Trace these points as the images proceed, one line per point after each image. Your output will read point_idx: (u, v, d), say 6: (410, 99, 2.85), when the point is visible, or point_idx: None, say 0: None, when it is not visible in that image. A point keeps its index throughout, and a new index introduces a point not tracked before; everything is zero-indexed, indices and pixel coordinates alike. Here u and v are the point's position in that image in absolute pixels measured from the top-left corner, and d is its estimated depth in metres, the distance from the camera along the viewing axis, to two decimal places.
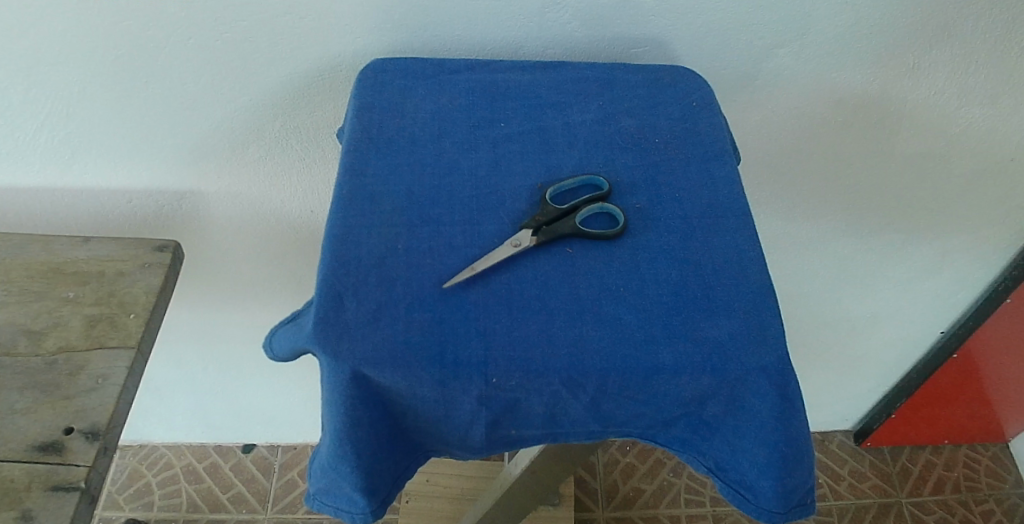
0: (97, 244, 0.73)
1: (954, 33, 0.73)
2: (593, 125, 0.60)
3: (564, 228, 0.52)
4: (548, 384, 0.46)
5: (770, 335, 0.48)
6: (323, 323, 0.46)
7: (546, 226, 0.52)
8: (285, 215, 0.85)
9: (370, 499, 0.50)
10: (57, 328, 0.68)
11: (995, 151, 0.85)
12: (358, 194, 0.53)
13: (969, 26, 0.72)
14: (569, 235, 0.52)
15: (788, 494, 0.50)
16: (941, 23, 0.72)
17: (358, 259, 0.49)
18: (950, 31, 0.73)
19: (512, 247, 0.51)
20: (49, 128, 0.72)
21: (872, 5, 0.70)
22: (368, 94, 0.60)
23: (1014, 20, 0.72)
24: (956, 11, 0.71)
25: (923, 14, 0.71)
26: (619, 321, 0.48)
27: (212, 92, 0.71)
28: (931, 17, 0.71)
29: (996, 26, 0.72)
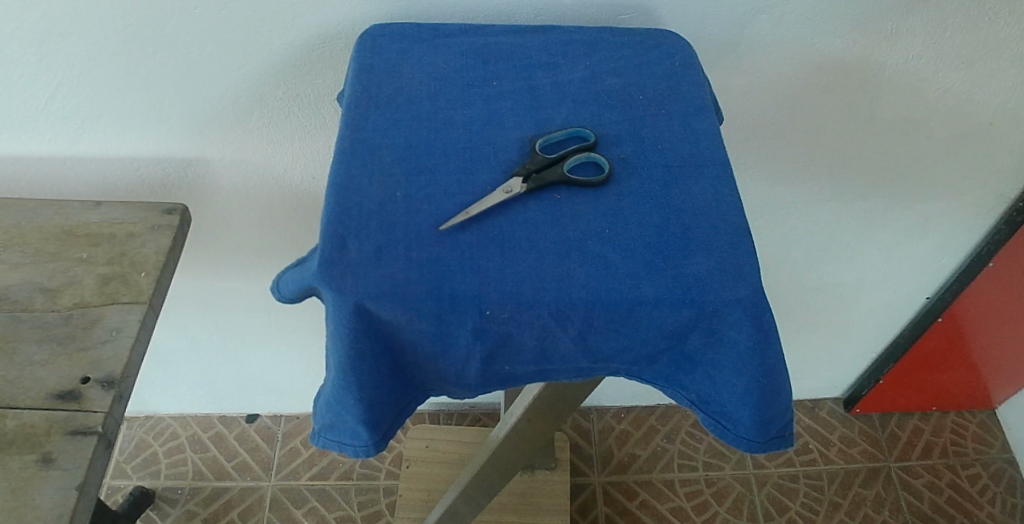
0: (109, 208, 0.76)
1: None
2: (580, 83, 0.63)
3: (552, 176, 0.55)
4: (538, 316, 0.50)
5: (746, 271, 0.51)
6: (327, 261, 0.49)
7: (535, 174, 0.55)
8: (287, 182, 0.88)
9: (372, 431, 0.53)
10: (71, 286, 0.71)
11: (973, 115, 0.88)
12: (358, 146, 0.56)
13: None
14: (558, 182, 0.55)
15: (765, 423, 0.54)
16: None
17: (358, 205, 0.52)
18: None
19: (503, 193, 0.54)
20: (60, 97, 0.75)
21: None
22: (367, 56, 0.63)
23: None
24: None
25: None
26: (604, 259, 0.51)
27: (219, 59, 0.74)
28: None
29: None
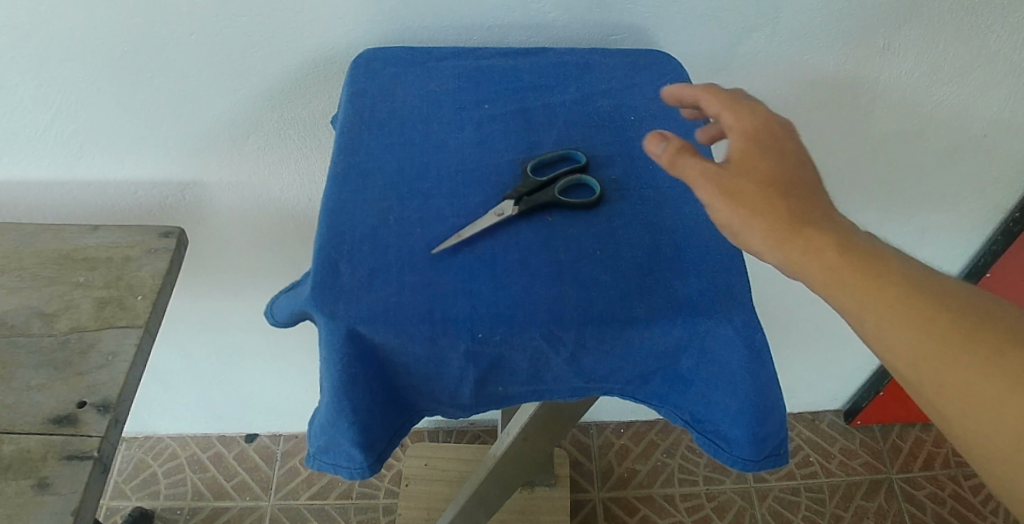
0: (106, 232, 0.77)
1: (919, 15, 0.76)
2: (572, 104, 0.63)
3: (544, 198, 0.55)
4: (530, 338, 0.50)
5: (737, 291, 0.52)
6: (321, 287, 0.50)
7: (527, 197, 0.56)
8: (284, 204, 0.89)
9: (366, 454, 0.53)
10: (68, 310, 0.71)
11: (967, 127, 0.89)
12: (351, 170, 0.56)
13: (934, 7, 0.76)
14: (550, 204, 0.55)
15: (760, 441, 0.54)
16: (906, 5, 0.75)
17: (351, 229, 0.53)
18: (915, 13, 0.76)
19: (495, 216, 0.54)
20: (58, 123, 0.76)
21: None
22: (360, 80, 0.64)
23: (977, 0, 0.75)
24: None
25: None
26: (596, 280, 0.52)
27: (216, 83, 0.75)
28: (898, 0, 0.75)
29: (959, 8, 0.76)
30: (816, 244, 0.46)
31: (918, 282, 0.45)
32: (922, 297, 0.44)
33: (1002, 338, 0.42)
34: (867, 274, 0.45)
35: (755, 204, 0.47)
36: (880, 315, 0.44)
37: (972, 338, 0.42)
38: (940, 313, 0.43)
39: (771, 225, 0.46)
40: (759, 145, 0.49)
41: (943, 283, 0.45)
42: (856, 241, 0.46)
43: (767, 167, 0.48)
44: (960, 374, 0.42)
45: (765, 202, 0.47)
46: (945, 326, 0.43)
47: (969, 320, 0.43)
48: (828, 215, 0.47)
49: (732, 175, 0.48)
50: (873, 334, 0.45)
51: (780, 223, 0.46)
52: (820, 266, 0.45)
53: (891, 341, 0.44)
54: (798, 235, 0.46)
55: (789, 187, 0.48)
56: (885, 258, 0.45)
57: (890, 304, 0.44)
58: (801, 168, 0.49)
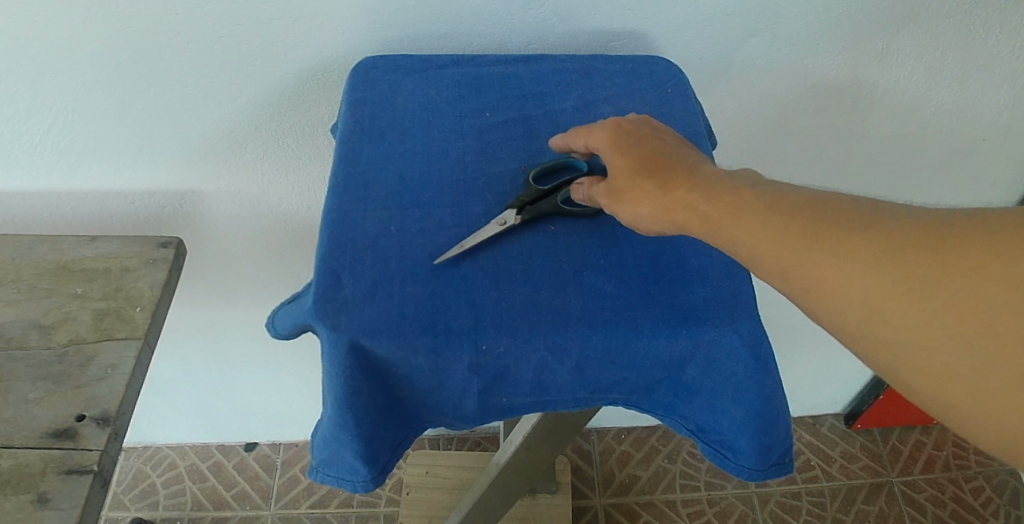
0: (103, 243, 0.76)
1: (919, 19, 0.76)
2: (573, 112, 0.63)
3: (546, 206, 0.55)
4: (534, 350, 0.49)
5: (742, 300, 0.51)
6: (322, 299, 0.49)
7: (529, 205, 0.55)
8: (283, 212, 0.88)
9: (370, 467, 0.53)
10: (67, 322, 0.71)
11: (969, 128, 0.88)
12: (352, 180, 0.56)
13: (934, 12, 0.75)
14: (553, 213, 0.55)
15: (766, 451, 0.54)
16: (907, 10, 0.75)
17: (352, 240, 0.52)
18: (916, 17, 0.76)
19: (498, 225, 0.53)
20: (55, 133, 0.75)
21: None
22: (360, 88, 0.63)
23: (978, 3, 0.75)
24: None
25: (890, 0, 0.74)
26: (600, 291, 0.51)
27: (214, 92, 0.74)
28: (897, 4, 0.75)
29: (960, 11, 0.76)
30: (733, 225, 0.45)
31: (850, 221, 0.42)
32: (859, 234, 0.41)
33: (953, 238, 0.39)
34: (802, 235, 0.43)
35: (634, 196, 0.50)
36: (829, 274, 0.41)
37: (926, 252, 0.39)
38: (886, 241, 0.41)
39: (655, 207, 0.48)
40: (618, 138, 0.53)
41: (877, 212, 0.42)
42: (775, 203, 0.45)
43: (627, 156, 0.51)
44: (934, 294, 0.38)
45: (639, 189, 0.50)
46: (893, 253, 0.40)
47: (914, 235, 0.40)
48: (726, 184, 0.47)
49: (611, 185, 0.52)
50: (831, 300, 0.41)
51: (659, 200, 0.48)
52: (748, 249, 0.44)
53: (852, 296, 0.41)
54: (699, 219, 0.47)
55: (655, 164, 0.50)
56: (809, 211, 0.43)
57: (832, 256, 0.41)
58: (658, 144, 0.52)
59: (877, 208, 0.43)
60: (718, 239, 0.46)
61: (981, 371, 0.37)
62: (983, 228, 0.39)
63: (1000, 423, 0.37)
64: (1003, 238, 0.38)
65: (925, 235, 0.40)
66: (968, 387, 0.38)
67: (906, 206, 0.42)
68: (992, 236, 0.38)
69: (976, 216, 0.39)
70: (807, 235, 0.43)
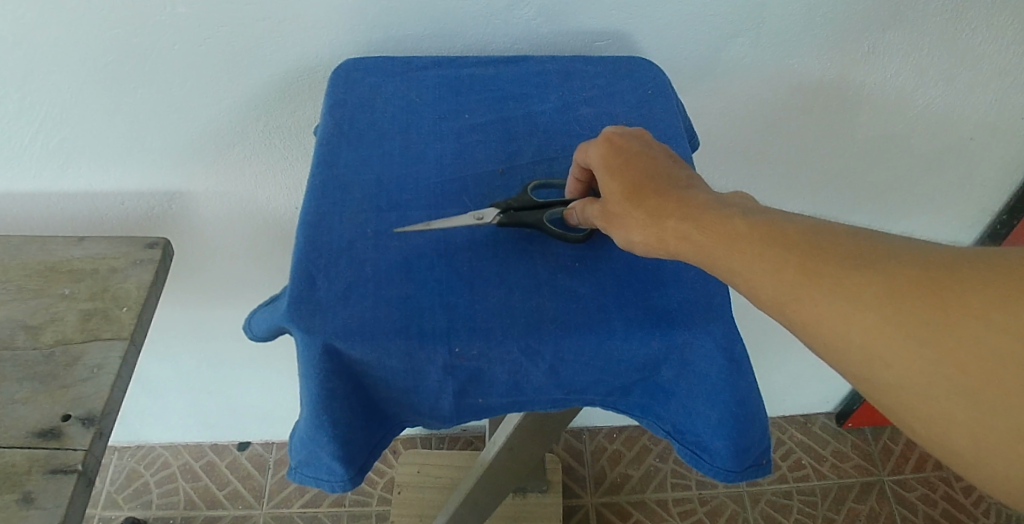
0: (91, 243, 0.77)
1: (905, 19, 0.76)
2: (553, 114, 0.64)
3: (529, 218, 0.54)
4: (507, 352, 0.50)
5: (715, 302, 0.52)
6: (296, 302, 0.50)
7: (514, 211, 0.55)
8: (272, 213, 0.89)
9: (347, 467, 0.53)
10: (53, 323, 0.71)
11: (957, 128, 0.88)
12: (330, 183, 0.56)
13: (921, 11, 0.75)
14: (533, 226, 0.55)
15: (742, 452, 0.54)
16: (893, 9, 0.75)
17: (328, 242, 0.53)
18: (902, 16, 0.76)
19: (473, 220, 0.54)
20: (42, 134, 0.76)
21: None
22: (340, 91, 0.64)
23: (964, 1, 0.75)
24: None
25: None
26: (574, 294, 0.52)
27: (201, 92, 0.75)
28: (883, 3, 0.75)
29: (947, 10, 0.76)
30: (729, 257, 0.44)
31: (851, 259, 0.41)
32: (862, 274, 0.40)
33: (959, 281, 0.38)
34: (802, 272, 0.41)
35: (624, 221, 0.48)
36: (829, 314, 0.40)
37: (929, 295, 0.38)
38: (887, 282, 0.39)
39: (646, 234, 0.47)
40: (612, 158, 0.51)
41: (880, 248, 0.41)
42: (774, 236, 0.43)
43: (619, 179, 0.50)
44: (936, 339, 0.37)
45: (629, 211, 0.48)
46: (895, 296, 0.39)
47: (916, 275, 0.39)
48: (720, 210, 0.46)
49: (605, 208, 0.51)
50: (830, 342, 0.40)
51: (648, 225, 0.47)
52: (746, 282, 0.43)
53: (852, 339, 0.39)
54: (693, 248, 0.45)
55: (645, 187, 0.49)
56: (809, 246, 0.42)
57: (830, 296, 0.40)
58: (651, 164, 0.51)
59: (881, 243, 0.41)
60: (714, 269, 0.45)
61: (984, 422, 0.36)
62: (989, 273, 0.37)
63: (1001, 472, 0.36)
64: (1009, 285, 0.36)
65: (928, 277, 0.38)
66: (970, 435, 0.36)
67: (908, 242, 0.41)
68: (1000, 283, 0.37)
69: (983, 258, 0.38)
70: (802, 271, 0.41)
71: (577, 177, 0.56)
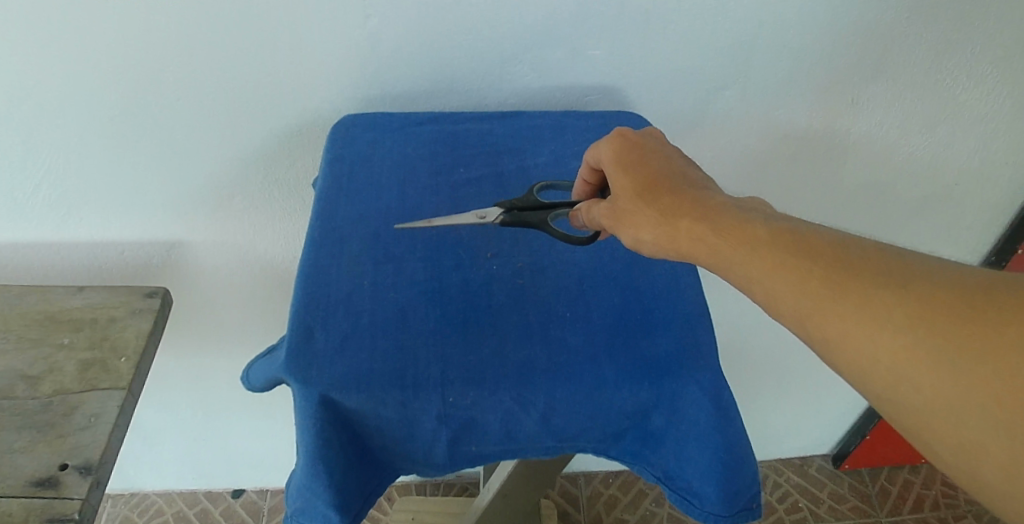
0: (91, 293, 0.78)
1: (887, 70, 0.79)
2: (545, 167, 0.66)
3: (531, 218, 0.59)
4: (500, 401, 0.51)
5: (702, 350, 0.54)
6: (294, 353, 0.51)
7: (518, 211, 0.60)
8: (270, 261, 0.90)
9: (343, 515, 0.53)
10: (52, 372, 0.72)
11: (941, 174, 0.91)
12: (328, 236, 0.58)
13: (902, 62, 0.79)
14: (536, 225, 0.59)
15: (731, 498, 0.55)
16: (875, 61, 0.78)
17: (326, 295, 0.54)
18: (885, 68, 0.79)
19: (477, 218, 0.60)
20: (47, 186, 0.78)
21: (807, 48, 0.77)
22: (339, 146, 0.66)
23: (943, 53, 0.78)
24: (889, 49, 0.77)
25: (861, 47, 0.77)
26: (565, 342, 0.53)
27: (203, 145, 0.77)
28: (866, 54, 0.78)
29: (928, 61, 0.79)
30: (747, 263, 0.44)
31: (883, 276, 0.40)
32: (893, 292, 0.39)
33: (1000, 305, 0.36)
34: (828, 286, 0.41)
35: (636, 219, 0.50)
36: (856, 332, 0.39)
37: (965, 318, 0.37)
38: (920, 302, 0.38)
39: (657, 233, 0.49)
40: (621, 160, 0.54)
41: (916, 267, 0.40)
42: (801, 249, 0.43)
43: (630, 177, 0.53)
44: (966, 368, 0.36)
45: (640, 209, 0.50)
46: (928, 316, 0.38)
47: (953, 296, 0.38)
48: (737, 215, 0.47)
49: (614, 206, 0.53)
50: (857, 362, 0.40)
51: (659, 223, 0.49)
52: (766, 293, 0.43)
53: (880, 359, 0.39)
54: (706, 249, 0.46)
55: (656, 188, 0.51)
56: (838, 260, 0.42)
57: (858, 314, 0.39)
58: (660, 167, 0.53)
59: (918, 262, 0.40)
60: (729, 271, 0.46)
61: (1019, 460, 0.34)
62: None
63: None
64: None
65: (966, 299, 0.37)
66: (998, 469, 0.35)
67: (947, 262, 0.40)
68: None
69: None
70: (827, 285, 0.41)
71: (585, 180, 0.59)
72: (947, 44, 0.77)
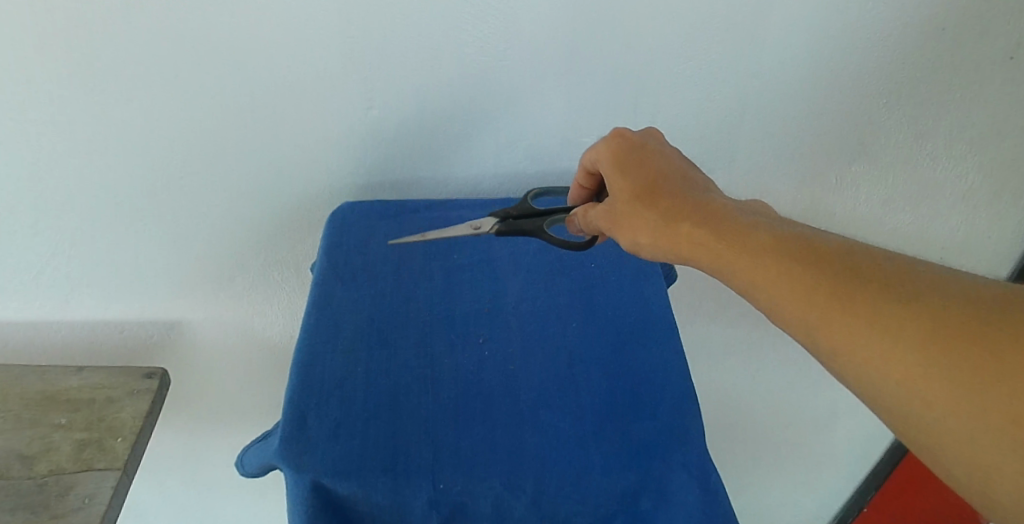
0: (90, 373, 0.80)
1: (869, 151, 0.83)
2: (536, 253, 0.68)
3: (525, 225, 0.64)
4: (489, 487, 0.52)
5: (688, 435, 0.55)
6: (287, 440, 0.52)
7: (512, 220, 0.65)
8: (268, 340, 0.92)
9: None
10: (48, 452, 0.73)
11: (925, 251, 0.94)
12: (324, 323, 0.60)
13: (882, 144, 0.82)
14: (530, 231, 0.64)
15: None
16: (856, 143, 0.82)
17: (320, 382, 0.56)
18: (867, 149, 0.83)
19: (472, 228, 0.65)
20: (51, 269, 0.80)
21: (791, 134, 0.80)
22: (336, 234, 0.68)
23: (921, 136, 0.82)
24: (871, 131, 0.81)
25: (842, 134, 0.81)
26: (554, 427, 0.55)
27: (207, 228, 0.79)
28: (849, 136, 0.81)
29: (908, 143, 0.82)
30: (758, 274, 0.48)
31: (896, 293, 0.44)
32: (906, 310, 0.43)
33: (1007, 325, 0.40)
34: (831, 297, 0.45)
35: (635, 223, 0.55)
36: (868, 345, 0.43)
37: (974, 337, 0.41)
38: (932, 320, 0.42)
39: (658, 238, 0.53)
40: (622, 167, 0.58)
41: (925, 284, 0.44)
42: (813, 262, 0.47)
43: (628, 180, 0.57)
44: (965, 380, 0.40)
45: (642, 219, 0.54)
46: (939, 333, 0.42)
47: (962, 314, 0.42)
48: (740, 226, 0.51)
49: (612, 208, 0.57)
50: (871, 375, 0.43)
51: (661, 233, 0.53)
52: (771, 302, 0.48)
53: (894, 373, 0.43)
54: (710, 257, 0.51)
55: (659, 198, 0.55)
56: (851, 275, 0.45)
57: (873, 329, 0.43)
58: (661, 176, 0.56)
59: (925, 276, 0.44)
60: (731, 278, 0.50)
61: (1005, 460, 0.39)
62: None
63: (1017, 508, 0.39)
64: None
65: (975, 317, 0.41)
66: (1009, 480, 0.39)
67: (954, 277, 0.44)
68: None
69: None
70: (838, 297, 0.45)
71: (581, 184, 0.64)
72: (925, 128, 0.81)
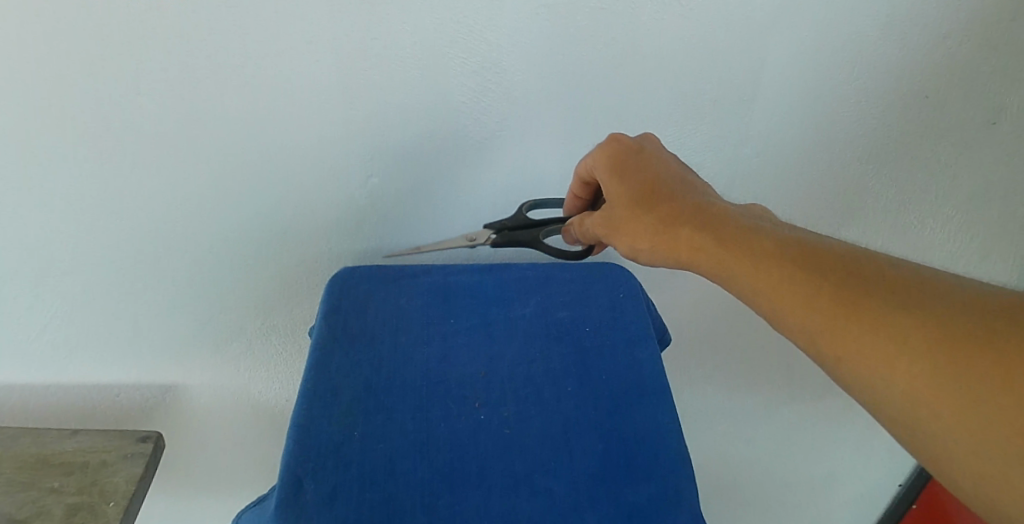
0: (85, 436, 0.79)
1: (856, 214, 0.85)
2: (532, 317, 0.69)
3: (519, 236, 0.76)
4: None
5: (684, 496, 0.56)
6: (284, 506, 0.52)
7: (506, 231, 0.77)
8: (262, 403, 0.92)
9: None
10: (39, 517, 0.73)
11: None
12: (321, 387, 0.61)
13: (868, 206, 0.85)
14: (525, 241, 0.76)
15: None
16: (843, 207, 0.85)
17: (317, 446, 0.56)
18: (853, 211, 0.85)
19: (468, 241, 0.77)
20: (49, 332, 0.80)
21: (779, 199, 0.83)
22: (335, 297, 0.68)
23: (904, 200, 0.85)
24: (857, 194, 0.84)
25: (829, 198, 0.83)
26: (549, 491, 0.56)
27: (206, 291, 0.80)
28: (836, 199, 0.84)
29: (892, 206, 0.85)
30: (770, 286, 0.56)
31: (898, 305, 0.52)
32: (907, 319, 0.51)
33: (996, 336, 0.48)
34: (839, 307, 0.53)
35: (635, 230, 0.63)
36: (872, 352, 0.51)
37: (964, 347, 0.49)
38: (929, 332, 0.50)
39: (657, 243, 0.62)
40: (622, 169, 0.65)
41: (922, 299, 0.52)
42: (821, 275, 0.55)
43: (625, 187, 0.65)
44: (959, 388, 0.48)
45: (652, 230, 0.63)
46: (935, 343, 0.50)
47: (953, 327, 0.50)
48: (756, 242, 0.59)
49: (611, 214, 0.66)
50: (876, 379, 0.51)
51: (668, 242, 0.62)
52: (784, 311, 0.55)
53: (895, 379, 0.51)
54: (732, 271, 0.59)
55: (667, 210, 0.63)
56: (859, 287, 0.54)
57: (877, 336, 0.51)
58: (660, 183, 0.65)
59: (924, 289, 0.53)
60: (748, 293, 0.58)
61: (1003, 461, 0.47)
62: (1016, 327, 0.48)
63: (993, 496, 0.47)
64: None
65: (966, 330, 0.50)
66: (989, 473, 0.47)
67: (947, 290, 0.52)
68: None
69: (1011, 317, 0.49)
70: (845, 308, 0.53)
71: (577, 192, 0.72)
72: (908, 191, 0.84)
